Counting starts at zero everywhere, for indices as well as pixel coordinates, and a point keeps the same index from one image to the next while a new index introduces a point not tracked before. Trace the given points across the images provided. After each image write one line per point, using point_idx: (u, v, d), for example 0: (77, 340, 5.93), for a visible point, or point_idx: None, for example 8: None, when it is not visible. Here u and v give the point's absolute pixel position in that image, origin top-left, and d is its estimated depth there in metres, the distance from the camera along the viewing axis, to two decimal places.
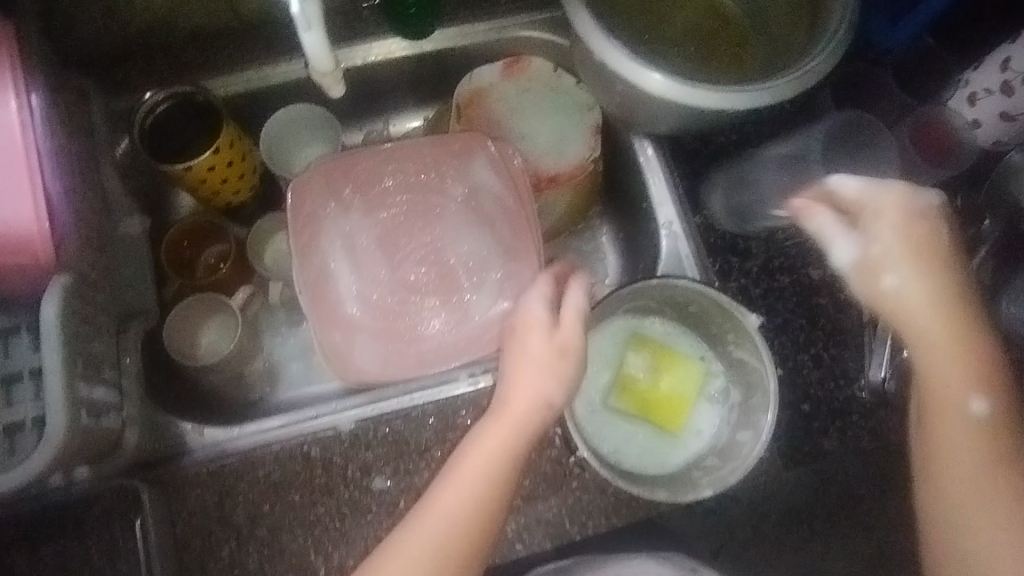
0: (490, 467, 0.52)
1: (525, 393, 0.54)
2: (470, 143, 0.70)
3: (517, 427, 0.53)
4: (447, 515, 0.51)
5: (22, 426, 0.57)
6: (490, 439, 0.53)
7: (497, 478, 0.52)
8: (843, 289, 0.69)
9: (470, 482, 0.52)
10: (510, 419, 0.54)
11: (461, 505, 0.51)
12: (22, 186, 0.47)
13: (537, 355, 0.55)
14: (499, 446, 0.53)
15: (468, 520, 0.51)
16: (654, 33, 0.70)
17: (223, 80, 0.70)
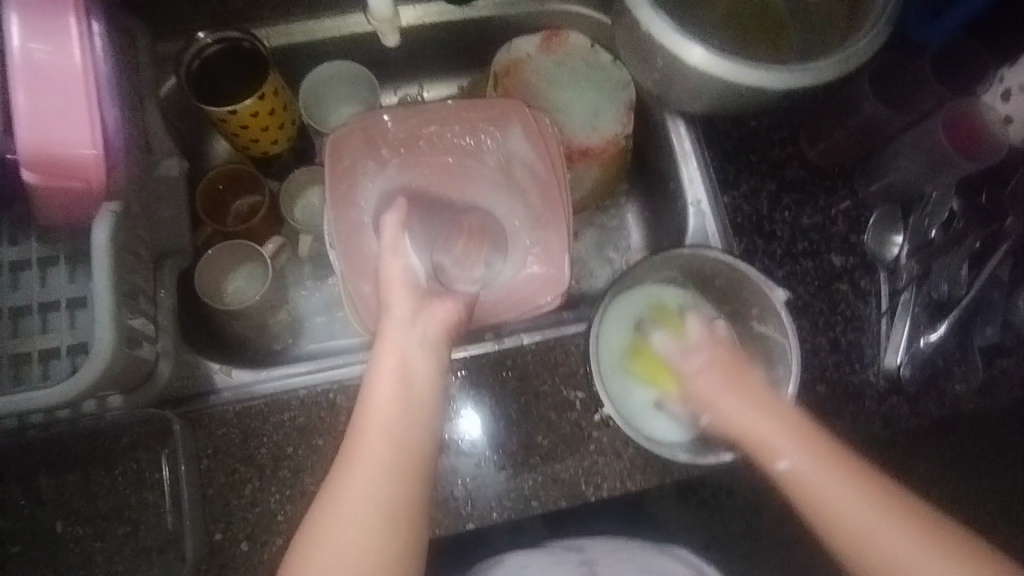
0: (393, 419, 0.52)
1: (393, 348, 0.55)
2: (509, 109, 0.70)
3: (404, 375, 0.54)
4: (370, 477, 0.50)
5: (58, 352, 0.58)
6: (383, 398, 0.53)
7: (407, 430, 0.52)
8: (865, 276, 0.70)
9: (377, 444, 0.51)
10: (384, 375, 0.54)
11: (382, 466, 0.50)
12: (81, 108, 0.48)
13: (398, 312, 0.57)
14: (393, 401, 0.53)
15: (395, 476, 0.50)
16: (695, 13, 0.71)
17: (273, 30, 0.71)
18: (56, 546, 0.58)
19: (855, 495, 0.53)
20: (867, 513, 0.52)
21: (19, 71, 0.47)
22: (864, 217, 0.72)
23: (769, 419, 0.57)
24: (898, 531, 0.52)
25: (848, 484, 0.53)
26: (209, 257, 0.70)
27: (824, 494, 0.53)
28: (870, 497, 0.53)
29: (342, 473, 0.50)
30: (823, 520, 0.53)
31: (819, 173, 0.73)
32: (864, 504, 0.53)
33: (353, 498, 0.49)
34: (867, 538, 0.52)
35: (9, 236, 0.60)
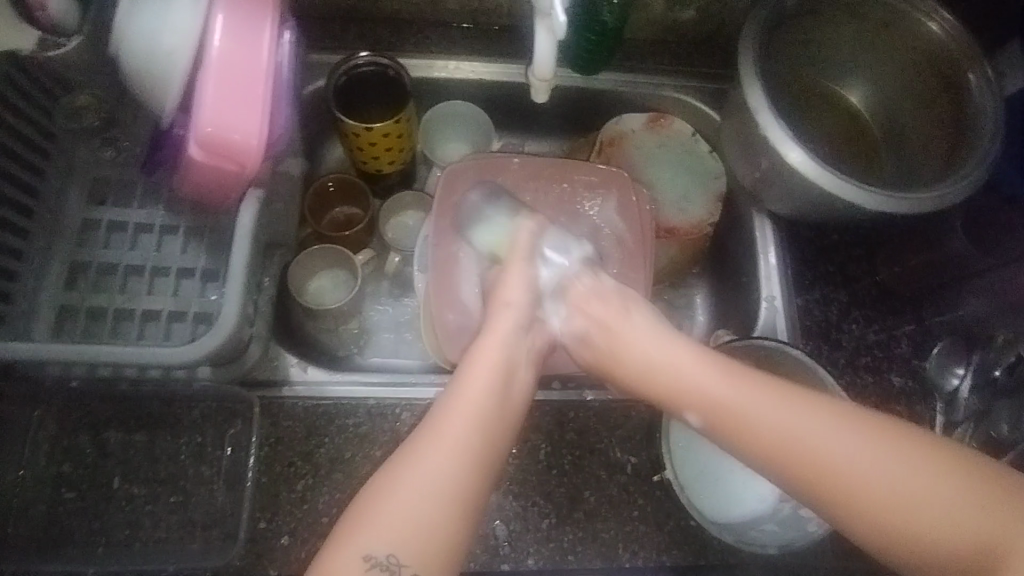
0: (485, 406, 0.49)
1: (495, 345, 0.54)
2: (612, 178, 0.74)
3: (501, 367, 0.52)
4: (451, 448, 0.46)
5: (161, 315, 0.61)
6: (477, 389, 0.50)
7: (496, 422, 0.49)
8: (920, 402, 0.72)
9: (463, 426, 0.48)
10: (488, 360, 0.52)
11: (466, 441, 0.47)
12: (256, 103, 0.53)
13: (507, 314, 0.57)
14: (489, 391, 0.50)
15: (479, 456, 0.46)
16: (799, 127, 0.77)
17: (413, 62, 0.76)
18: (109, 502, 0.59)
19: (827, 426, 0.47)
20: (839, 441, 0.46)
21: (216, 60, 0.52)
22: (928, 345, 0.74)
23: (728, 384, 0.51)
24: (884, 449, 0.46)
25: (810, 413, 0.48)
26: (309, 253, 0.73)
27: (728, 397, 0.50)
28: (794, 411, 0.48)
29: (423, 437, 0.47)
30: (772, 453, 0.48)
31: (891, 296, 0.76)
32: (828, 426, 0.47)
33: (428, 466, 0.45)
34: (845, 468, 0.46)
35: (139, 199, 0.64)
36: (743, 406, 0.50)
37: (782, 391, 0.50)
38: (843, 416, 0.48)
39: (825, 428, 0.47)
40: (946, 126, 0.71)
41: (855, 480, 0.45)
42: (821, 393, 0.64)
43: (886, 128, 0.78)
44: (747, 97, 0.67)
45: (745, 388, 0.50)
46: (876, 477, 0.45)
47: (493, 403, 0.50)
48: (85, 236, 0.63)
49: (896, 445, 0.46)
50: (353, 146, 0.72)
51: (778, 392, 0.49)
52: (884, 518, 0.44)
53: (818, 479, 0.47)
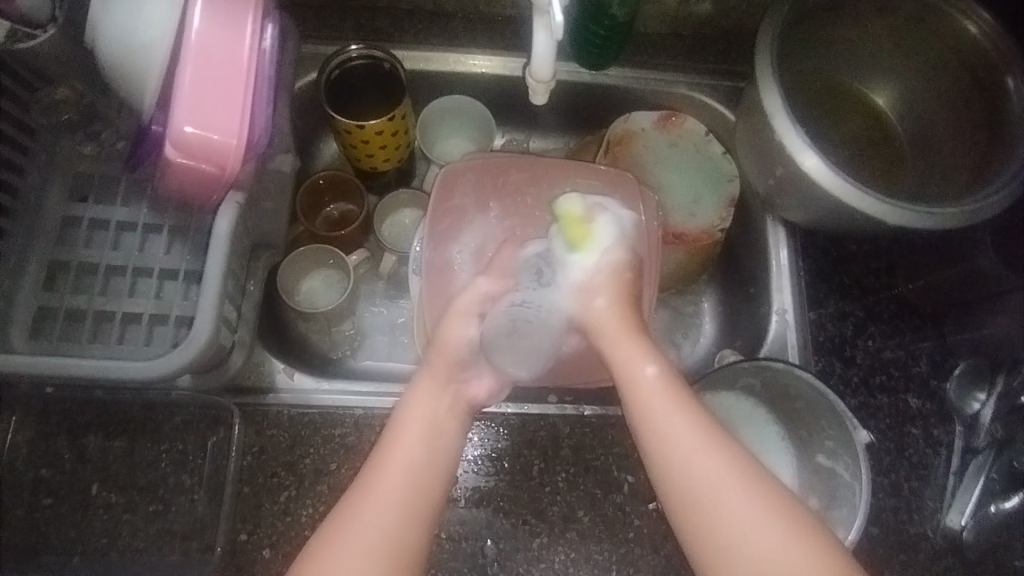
0: (413, 465, 0.48)
1: (422, 410, 0.52)
2: (619, 180, 0.70)
3: (431, 426, 0.51)
4: (377, 523, 0.45)
5: (142, 318, 0.59)
6: (409, 443, 0.50)
7: (425, 477, 0.48)
8: (939, 425, 0.68)
9: (394, 484, 0.47)
10: (415, 420, 0.51)
11: (388, 513, 0.46)
12: (236, 103, 0.50)
13: (438, 376, 0.54)
14: (418, 458, 0.49)
15: (401, 529, 0.46)
16: (817, 131, 0.73)
17: (412, 54, 0.73)
18: (86, 509, 0.57)
19: (726, 477, 0.46)
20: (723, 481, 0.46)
21: (192, 54, 0.49)
22: (949, 364, 0.70)
23: (676, 409, 0.49)
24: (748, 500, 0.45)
25: (704, 439, 0.47)
26: (297, 254, 0.70)
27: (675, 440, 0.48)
28: (704, 448, 0.47)
29: (354, 504, 0.47)
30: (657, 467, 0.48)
31: (911, 311, 0.72)
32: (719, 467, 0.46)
33: (348, 546, 0.45)
34: (726, 512, 0.45)
35: (123, 196, 0.62)
36: (674, 439, 0.48)
37: (699, 420, 0.49)
38: (739, 465, 0.47)
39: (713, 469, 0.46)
40: (978, 134, 0.66)
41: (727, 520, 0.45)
42: (830, 419, 0.60)
43: (912, 134, 0.73)
44: (763, 100, 0.63)
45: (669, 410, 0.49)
46: (750, 538, 0.45)
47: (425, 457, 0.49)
48: (67, 233, 0.60)
49: (769, 505, 0.45)
50: (346, 144, 0.69)
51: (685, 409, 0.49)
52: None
53: (695, 513, 0.46)
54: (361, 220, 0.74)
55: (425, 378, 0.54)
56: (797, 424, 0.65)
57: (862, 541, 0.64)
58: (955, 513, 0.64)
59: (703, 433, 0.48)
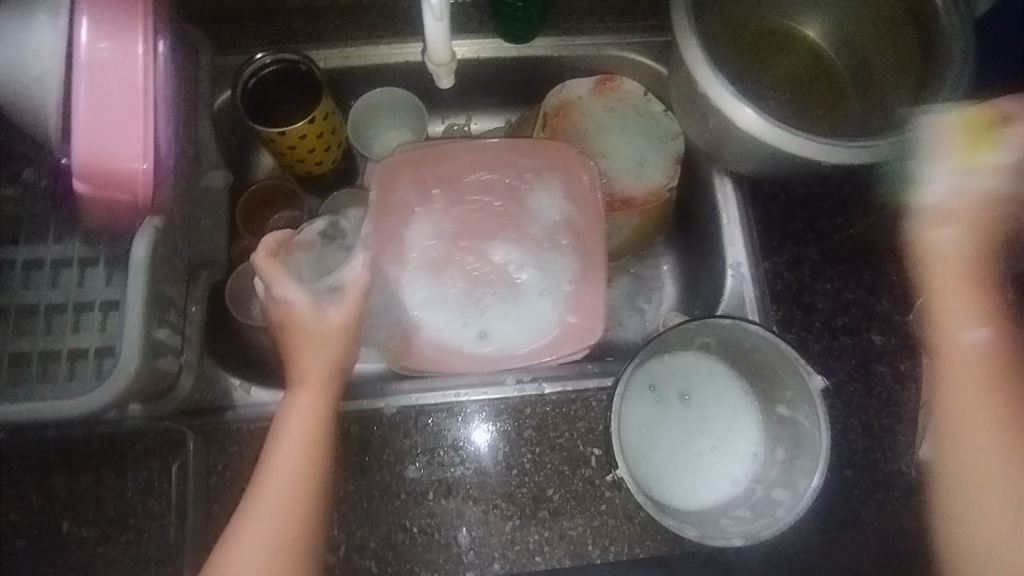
0: (294, 471, 0.54)
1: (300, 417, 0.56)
2: (560, 152, 0.68)
3: (315, 429, 0.55)
4: (272, 526, 0.52)
5: (87, 353, 0.59)
6: (289, 453, 0.54)
7: (309, 483, 0.54)
8: (904, 360, 0.68)
9: (279, 493, 0.53)
10: (295, 429, 0.55)
11: (273, 537, 0.52)
12: (136, 130, 0.49)
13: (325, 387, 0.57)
14: (295, 468, 0.54)
15: (286, 548, 0.52)
16: (754, 77, 0.71)
17: (331, 53, 0.72)
18: (60, 547, 0.58)
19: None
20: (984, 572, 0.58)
21: (83, 83, 0.48)
22: (910, 298, 0.69)
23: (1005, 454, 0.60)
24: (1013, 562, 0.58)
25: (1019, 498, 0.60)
26: (242, 269, 0.69)
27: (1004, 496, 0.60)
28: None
29: (243, 530, 0.52)
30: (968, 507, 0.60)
31: (868, 247, 0.71)
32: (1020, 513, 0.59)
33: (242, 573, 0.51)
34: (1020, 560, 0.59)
35: (54, 232, 0.62)
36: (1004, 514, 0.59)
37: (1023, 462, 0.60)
38: None
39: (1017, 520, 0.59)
40: (914, 58, 0.64)
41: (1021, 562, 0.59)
42: (787, 369, 0.59)
43: (851, 66, 0.71)
44: (683, 55, 0.61)
45: (994, 453, 0.60)
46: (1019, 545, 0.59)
47: (310, 463, 0.54)
48: (2, 277, 0.60)
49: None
50: (276, 152, 0.68)
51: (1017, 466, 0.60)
52: None
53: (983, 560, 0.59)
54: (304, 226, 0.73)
55: (301, 399, 0.56)
56: (759, 377, 0.64)
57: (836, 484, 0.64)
58: (925, 445, 0.65)
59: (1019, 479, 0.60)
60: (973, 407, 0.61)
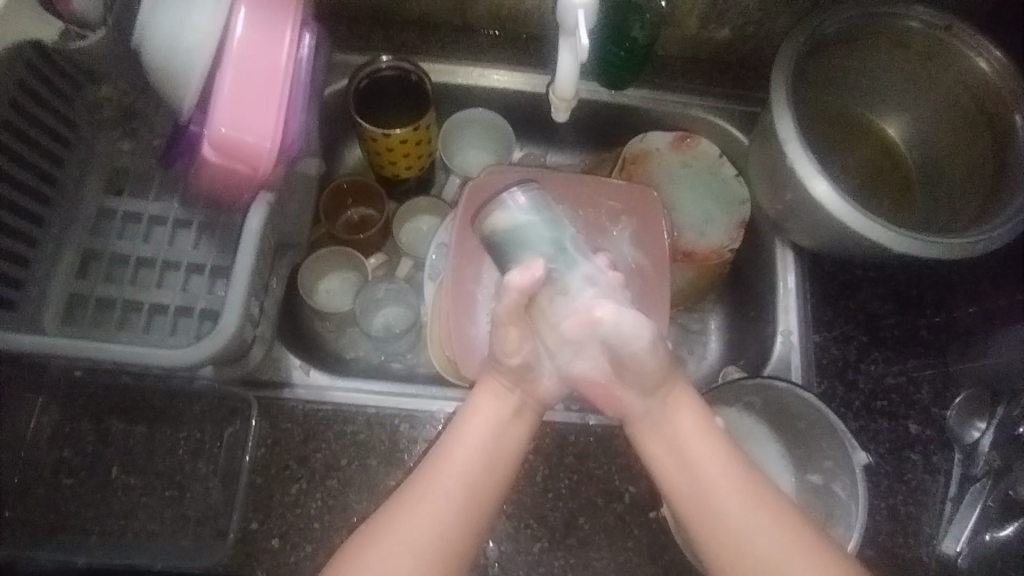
0: (483, 446, 0.56)
1: (495, 406, 0.58)
2: (642, 198, 0.72)
3: (497, 426, 0.57)
4: (443, 504, 0.53)
5: (167, 309, 0.61)
6: (484, 420, 0.58)
7: (492, 463, 0.56)
8: (937, 452, 0.70)
9: (457, 465, 0.54)
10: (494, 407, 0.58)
11: (447, 500, 0.53)
12: (271, 110, 0.52)
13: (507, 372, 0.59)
14: (485, 440, 0.56)
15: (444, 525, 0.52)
16: (829, 159, 0.75)
17: (436, 67, 0.76)
18: (106, 490, 0.59)
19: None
20: (734, 501, 0.54)
21: (234, 56, 0.51)
22: (949, 392, 0.71)
23: (752, 506, 0.54)
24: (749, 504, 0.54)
25: (749, 500, 0.54)
26: (316, 257, 0.73)
27: (739, 514, 0.54)
28: (745, 500, 0.54)
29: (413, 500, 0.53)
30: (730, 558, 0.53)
31: (916, 338, 0.73)
32: (770, 535, 0.53)
33: (412, 517, 0.52)
34: (748, 543, 0.53)
35: (156, 191, 0.65)
36: (738, 523, 0.53)
37: (751, 488, 0.55)
38: (766, 499, 0.54)
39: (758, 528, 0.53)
40: (986, 167, 0.68)
41: (744, 539, 0.53)
42: (830, 440, 0.63)
43: (922, 165, 0.75)
44: (775, 124, 0.65)
45: (733, 488, 0.55)
46: (748, 533, 0.53)
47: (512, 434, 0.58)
48: (101, 224, 0.63)
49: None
50: (371, 150, 0.72)
51: (751, 498, 0.54)
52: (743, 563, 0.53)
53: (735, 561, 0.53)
54: (379, 225, 0.76)
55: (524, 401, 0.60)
56: (798, 444, 0.67)
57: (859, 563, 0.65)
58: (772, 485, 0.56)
59: (749, 493, 0.54)
60: (746, 504, 0.54)
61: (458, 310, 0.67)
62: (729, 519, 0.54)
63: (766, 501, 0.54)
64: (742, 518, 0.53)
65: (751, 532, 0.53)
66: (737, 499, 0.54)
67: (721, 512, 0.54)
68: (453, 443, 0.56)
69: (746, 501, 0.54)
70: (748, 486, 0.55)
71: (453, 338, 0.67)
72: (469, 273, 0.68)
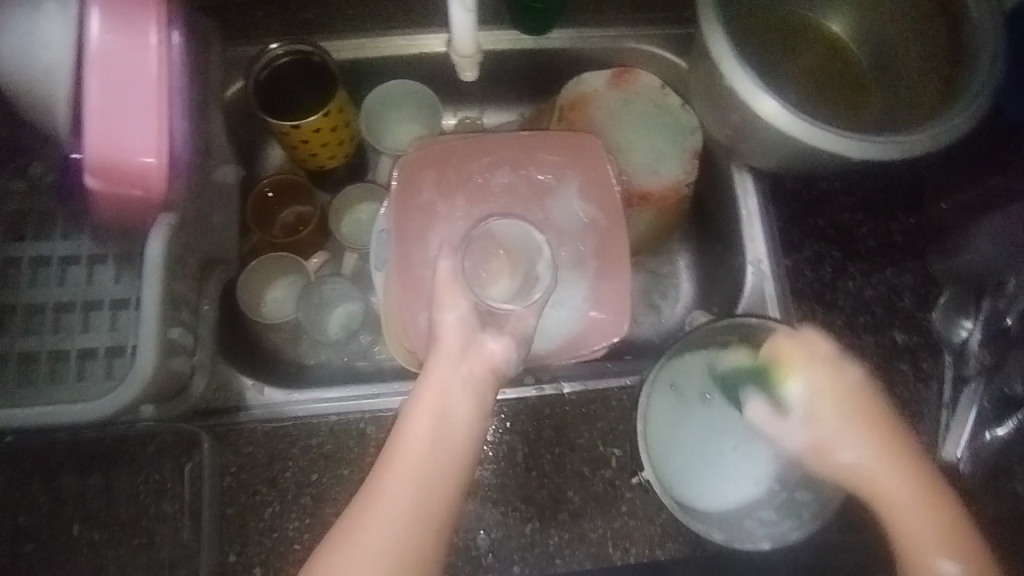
0: (423, 449, 0.49)
1: (428, 405, 0.51)
2: (584, 146, 0.67)
3: (438, 426, 0.50)
4: (389, 517, 0.46)
5: (96, 354, 0.58)
6: (418, 428, 0.50)
7: (437, 463, 0.48)
8: (925, 359, 0.67)
9: (399, 482, 0.47)
10: (427, 407, 0.50)
11: (391, 521, 0.46)
12: (150, 123, 0.47)
13: (445, 357, 0.52)
14: (425, 444, 0.49)
15: (406, 536, 0.46)
16: (776, 70, 0.70)
17: (341, 44, 0.70)
18: (69, 550, 0.56)
19: (931, 529, 0.55)
20: (880, 460, 0.57)
21: (96, 72, 0.46)
22: (932, 295, 0.68)
23: (875, 451, 0.57)
24: (890, 457, 0.57)
25: (846, 431, 0.58)
26: (252, 269, 0.69)
27: (866, 460, 0.57)
28: (880, 443, 0.58)
29: (355, 521, 0.47)
30: (881, 507, 0.56)
31: (892, 244, 0.70)
32: (893, 472, 0.57)
33: (360, 537, 0.46)
34: (891, 501, 0.56)
35: (61, 230, 0.60)
36: (891, 480, 0.56)
37: (875, 432, 0.58)
38: (887, 435, 0.58)
39: (891, 468, 0.57)
40: (939, 53, 0.63)
41: (881, 494, 0.57)
42: (810, 365, 0.61)
43: (873, 60, 0.70)
44: (708, 45, 0.60)
45: (860, 430, 0.58)
46: (883, 475, 0.57)
47: (451, 440, 0.50)
48: (9, 275, 0.59)
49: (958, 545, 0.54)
50: (287, 145, 0.67)
51: (865, 431, 0.58)
52: (901, 517, 0.56)
53: (878, 503, 0.57)
54: (314, 223, 0.72)
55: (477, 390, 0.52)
56: None
57: (860, 487, 0.63)
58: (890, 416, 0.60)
59: (880, 440, 0.58)
60: (849, 429, 0.58)
61: (407, 298, 0.64)
62: (881, 471, 0.57)
63: (884, 437, 0.58)
64: (880, 459, 0.57)
65: (896, 481, 0.56)
66: (862, 438, 0.58)
67: (872, 461, 0.57)
68: (395, 447, 0.49)
69: (876, 447, 0.57)
70: (878, 433, 0.58)
71: (407, 330, 0.63)
72: (415, 259, 0.64)
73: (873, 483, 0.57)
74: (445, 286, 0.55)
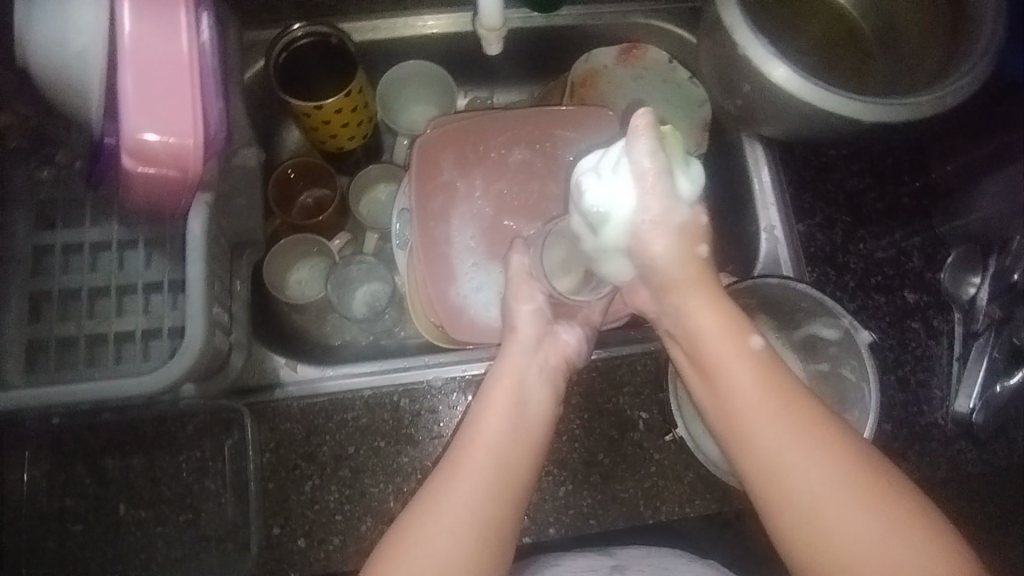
0: (504, 427, 0.49)
1: (506, 384, 0.52)
2: (600, 119, 0.68)
3: (513, 402, 0.51)
4: (470, 487, 0.46)
5: (133, 336, 0.59)
6: (497, 405, 0.50)
7: (516, 440, 0.48)
8: (937, 316, 0.69)
9: (480, 456, 0.47)
10: (505, 386, 0.52)
11: (478, 491, 0.46)
12: (184, 103, 0.48)
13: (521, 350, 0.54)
14: (505, 422, 0.49)
15: (491, 508, 0.45)
16: (784, 38, 0.71)
17: (355, 25, 0.71)
18: (118, 529, 0.58)
19: (827, 475, 0.43)
20: (801, 456, 0.43)
21: (130, 52, 0.47)
22: (940, 255, 0.70)
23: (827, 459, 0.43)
24: (855, 485, 0.43)
25: (794, 426, 0.44)
26: (277, 251, 0.70)
27: (814, 482, 0.43)
28: (793, 439, 0.44)
29: (435, 492, 0.46)
30: (771, 500, 0.44)
31: (899, 207, 0.72)
32: (815, 461, 0.43)
33: (446, 507, 0.45)
34: (826, 514, 0.43)
35: (91, 216, 0.61)
36: (809, 480, 0.43)
37: (841, 443, 0.44)
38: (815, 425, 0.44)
39: (809, 458, 0.43)
40: (943, 17, 0.65)
41: (804, 493, 0.43)
42: (828, 321, 0.63)
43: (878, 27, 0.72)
44: (721, 15, 0.62)
45: (769, 423, 0.44)
46: (786, 470, 0.44)
47: (526, 418, 0.50)
48: (42, 262, 0.59)
49: (902, 520, 0.42)
50: (308, 127, 0.67)
51: (804, 437, 0.44)
52: (811, 520, 0.43)
53: (768, 498, 0.44)
54: (335, 204, 0.72)
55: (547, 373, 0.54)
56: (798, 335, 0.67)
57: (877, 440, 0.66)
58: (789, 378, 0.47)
59: (814, 433, 0.44)
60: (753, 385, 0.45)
61: (433, 274, 0.65)
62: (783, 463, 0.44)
63: (818, 429, 0.44)
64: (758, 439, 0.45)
65: (778, 452, 0.44)
66: (768, 428, 0.45)
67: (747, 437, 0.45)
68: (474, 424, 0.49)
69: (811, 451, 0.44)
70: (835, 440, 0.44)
71: (434, 304, 0.64)
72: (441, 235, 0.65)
73: (766, 470, 0.44)
74: (521, 281, 0.58)
